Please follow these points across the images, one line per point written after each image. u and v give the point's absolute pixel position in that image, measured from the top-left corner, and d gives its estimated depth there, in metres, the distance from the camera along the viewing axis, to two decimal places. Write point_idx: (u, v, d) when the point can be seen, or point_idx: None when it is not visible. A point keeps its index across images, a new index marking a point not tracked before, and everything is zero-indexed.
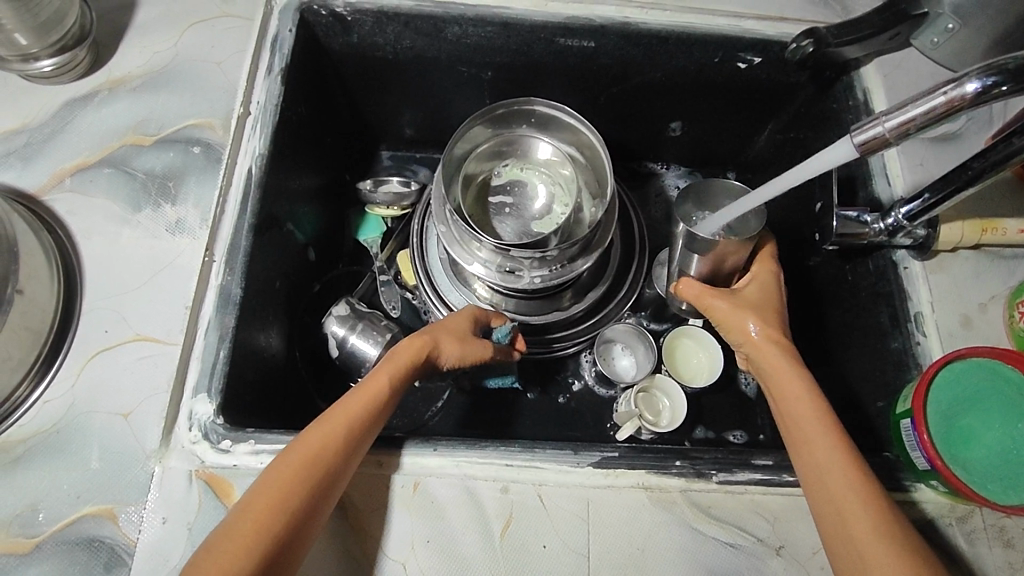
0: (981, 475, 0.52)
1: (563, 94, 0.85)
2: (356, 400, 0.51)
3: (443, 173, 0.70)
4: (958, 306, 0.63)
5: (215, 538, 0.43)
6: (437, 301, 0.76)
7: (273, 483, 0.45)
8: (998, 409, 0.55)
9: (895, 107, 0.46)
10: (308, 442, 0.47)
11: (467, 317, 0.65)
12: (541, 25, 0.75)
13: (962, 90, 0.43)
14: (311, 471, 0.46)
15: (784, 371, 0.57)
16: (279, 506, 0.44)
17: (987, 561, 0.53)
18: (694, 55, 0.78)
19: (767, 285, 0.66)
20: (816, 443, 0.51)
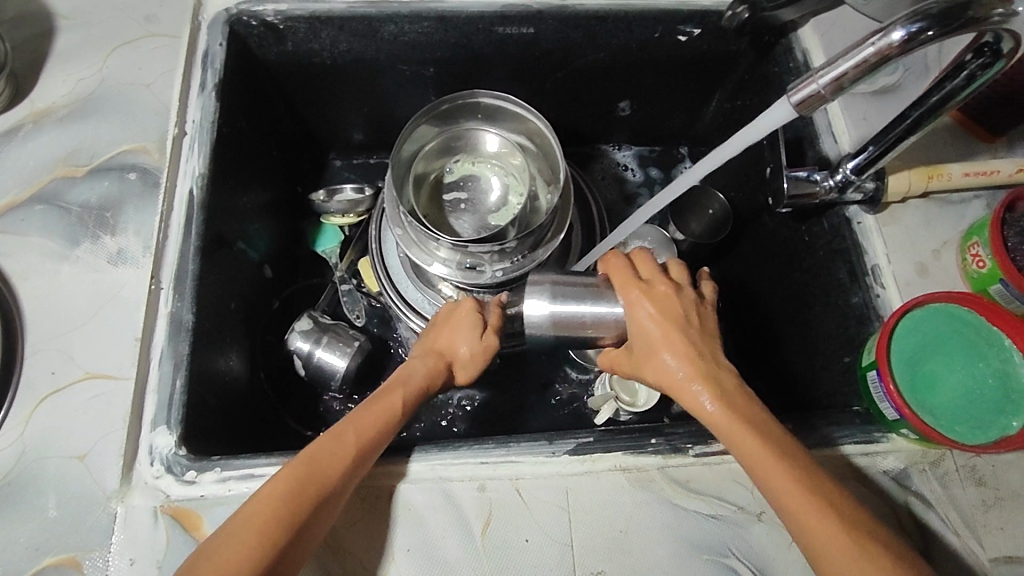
0: (948, 418, 0.53)
1: (507, 84, 0.85)
2: (369, 412, 0.50)
3: (392, 177, 0.69)
4: (912, 255, 0.64)
5: (214, 542, 0.43)
6: (403, 306, 0.75)
7: (269, 502, 0.44)
8: (961, 352, 0.56)
9: (825, 66, 0.46)
10: (312, 456, 0.46)
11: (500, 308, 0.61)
12: (478, 16, 0.75)
13: (888, 39, 0.44)
14: (312, 489, 0.45)
15: (766, 458, 0.47)
16: (276, 527, 0.43)
17: (961, 501, 0.54)
18: (635, 33, 0.78)
19: (649, 308, 0.54)
20: (795, 502, 0.45)
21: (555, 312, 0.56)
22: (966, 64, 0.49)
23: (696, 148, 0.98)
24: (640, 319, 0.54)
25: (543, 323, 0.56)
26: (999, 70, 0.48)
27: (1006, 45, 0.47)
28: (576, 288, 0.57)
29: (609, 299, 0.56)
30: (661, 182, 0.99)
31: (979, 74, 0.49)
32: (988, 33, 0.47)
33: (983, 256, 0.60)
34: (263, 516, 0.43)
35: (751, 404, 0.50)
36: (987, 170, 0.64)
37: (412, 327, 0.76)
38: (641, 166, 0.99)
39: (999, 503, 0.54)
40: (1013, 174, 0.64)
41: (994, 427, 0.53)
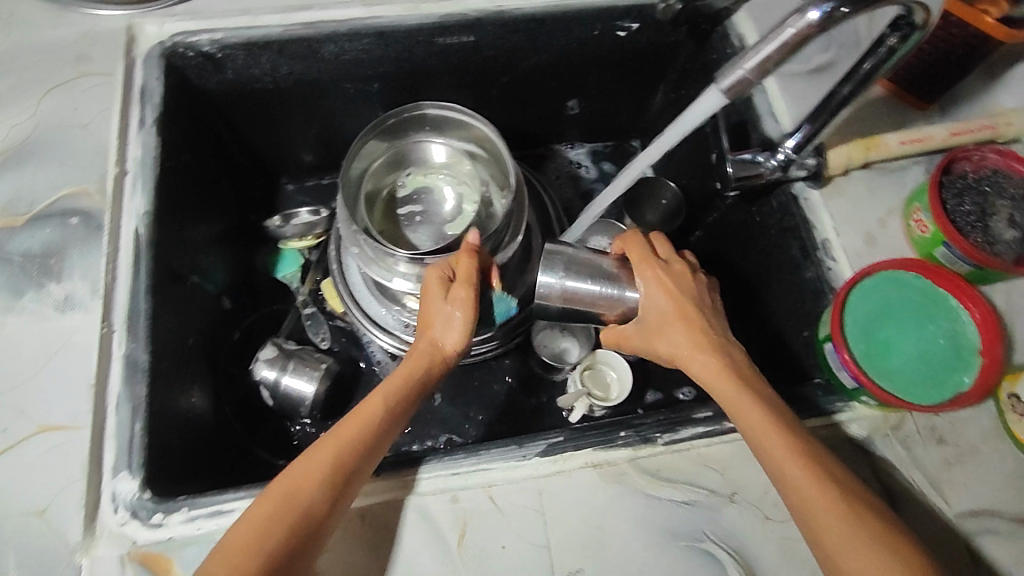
0: (904, 381, 0.55)
1: (454, 93, 0.85)
2: (357, 418, 0.51)
3: (344, 195, 0.68)
4: (859, 226, 0.65)
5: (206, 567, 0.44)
6: (370, 325, 0.76)
7: (248, 527, 0.44)
8: (912, 316, 0.57)
9: (751, 52, 0.47)
10: (291, 476, 0.47)
11: (465, 253, 0.60)
12: (416, 28, 0.75)
13: (807, 20, 0.44)
14: (289, 507, 0.45)
15: (770, 435, 0.49)
16: (255, 551, 0.43)
17: (924, 461, 0.55)
18: (574, 32, 0.79)
19: (665, 283, 0.58)
20: (796, 480, 0.47)
21: (564, 286, 0.60)
22: (886, 38, 0.51)
23: (647, 140, 0.99)
24: (658, 293, 0.58)
25: (551, 294, 0.60)
26: (917, 40, 0.50)
27: (920, 20, 0.48)
28: (591, 268, 0.59)
29: (622, 283, 0.59)
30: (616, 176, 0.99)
31: (898, 45, 0.50)
32: (903, 6, 0.48)
33: (925, 221, 0.62)
34: (241, 542, 0.44)
35: (760, 385, 0.53)
36: (921, 137, 0.66)
37: (384, 343, 0.77)
38: (596, 162, 1.00)
39: (960, 459, 0.55)
40: (946, 138, 0.66)
41: (947, 386, 0.54)
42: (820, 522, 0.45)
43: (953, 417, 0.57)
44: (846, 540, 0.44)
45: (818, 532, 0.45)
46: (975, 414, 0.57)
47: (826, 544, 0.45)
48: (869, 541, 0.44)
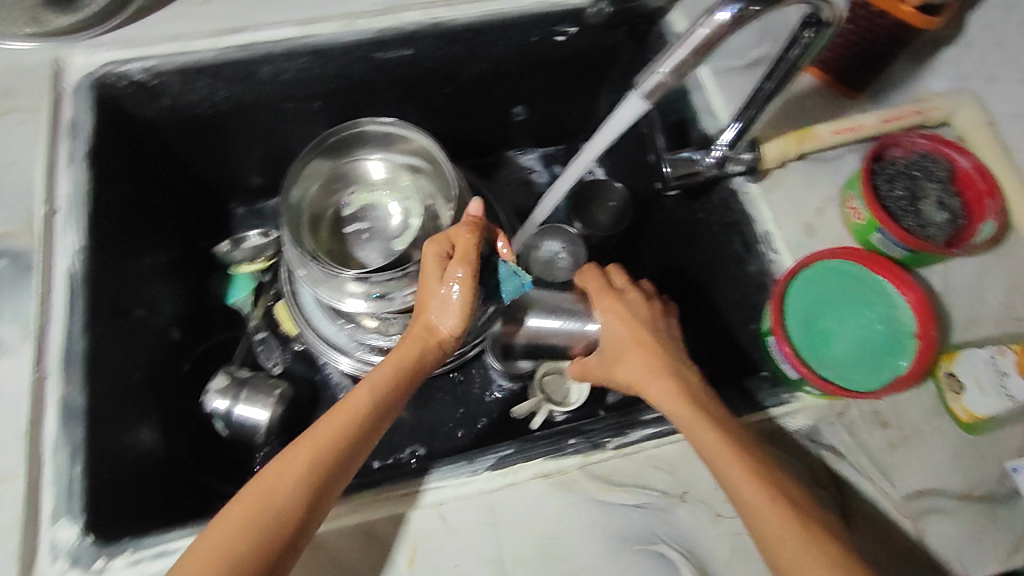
0: (844, 369, 0.56)
1: (399, 107, 0.84)
2: (334, 418, 0.51)
3: (287, 226, 0.67)
4: (799, 217, 0.66)
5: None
6: (326, 347, 0.77)
7: (226, 528, 0.45)
8: (849, 305, 0.58)
9: (664, 54, 0.47)
10: (265, 482, 0.47)
11: (466, 231, 0.58)
12: (353, 45, 0.73)
13: (715, 20, 0.44)
14: (266, 509, 0.45)
15: (721, 451, 0.49)
16: (225, 558, 0.43)
17: (869, 445, 0.56)
18: (513, 40, 0.78)
19: (620, 311, 0.61)
20: (747, 497, 0.47)
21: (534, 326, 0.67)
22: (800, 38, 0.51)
23: None
24: (614, 320, 0.61)
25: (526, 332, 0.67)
26: (828, 38, 0.51)
27: (827, 20, 0.49)
28: (555, 305, 0.66)
29: (583, 316, 0.65)
30: None
31: (811, 45, 0.51)
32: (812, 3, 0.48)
33: (859, 209, 0.63)
34: (218, 542, 0.44)
35: (710, 402, 0.53)
36: (852, 125, 0.66)
37: (345, 364, 0.77)
38: (548, 166, 1.00)
39: (904, 441, 0.57)
40: (878, 125, 0.66)
41: (885, 370, 0.55)
42: (772, 536, 0.45)
43: (895, 400, 0.58)
44: (796, 551, 0.44)
45: (778, 549, 0.45)
46: (918, 397, 0.58)
47: (779, 558, 0.45)
48: (815, 549, 0.44)
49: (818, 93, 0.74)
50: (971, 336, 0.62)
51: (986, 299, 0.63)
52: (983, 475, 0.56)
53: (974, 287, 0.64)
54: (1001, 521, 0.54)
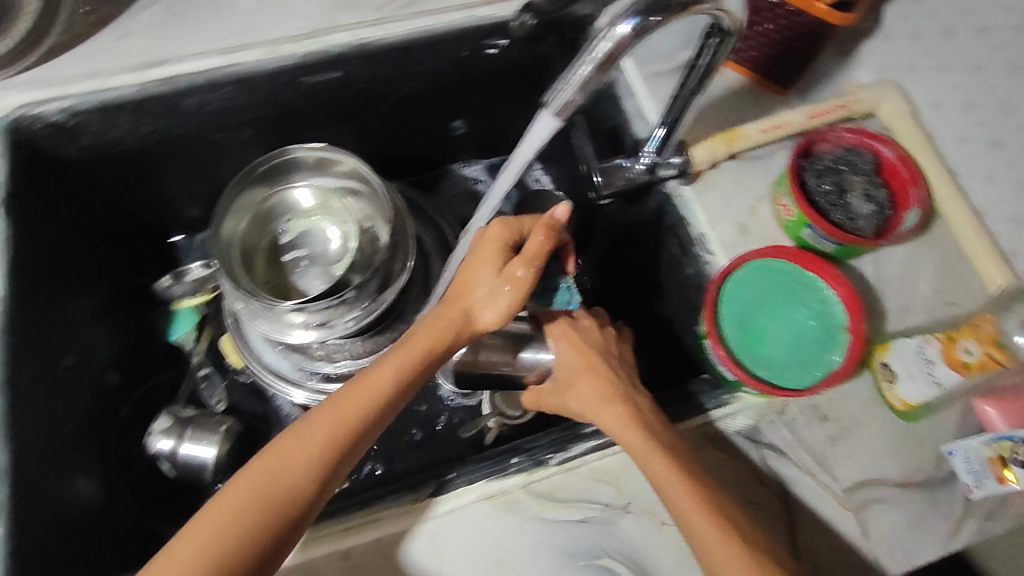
0: (778, 368, 0.56)
1: (334, 128, 0.82)
2: (354, 399, 0.48)
3: (223, 271, 0.65)
4: (732, 217, 0.67)
5: (175, 544, 0.43)
6: (276, 382, 0.76)
7: (232, 499, 0.44)
8: (782, 301, 0.59)
9: (566, 71, 0.47)
10: (276, 457, 0.46)
11: (542, 227, 0.52)
12: (278, 70, 0.71)
13: (616, 35, 0.44)
14: (274, 487, 0.45)
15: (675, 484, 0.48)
16: (231, 534, 0.43)
17: (809, 440, 0.57)
18: (444, 55, 0.77)
19: (572, 339, 0.59)
20: (698, 530, 0.47)
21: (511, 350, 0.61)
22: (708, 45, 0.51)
23: None
24: (566, 348, 0.58)
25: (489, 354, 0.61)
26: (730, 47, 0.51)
27: (727, 32, 0.49)
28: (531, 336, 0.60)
29: (535, 345, 0.59)
30: None
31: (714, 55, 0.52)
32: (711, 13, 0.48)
33: (789, 205, 0.64)
34: (218, 516, 0.43)
35: (664, 433, 0.52)
36: (780, 123, 0.66)
37: (298, 397, 0.76)
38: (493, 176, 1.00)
39: (843, 433, 0.58)
40: (805, 121, 0.67)
41: (817, 365, 0.56)
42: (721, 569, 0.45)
43: (833, 393, 0.59)
44: None
45: None
46: (856, 389, 0.59)
47: None
48: None
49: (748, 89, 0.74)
50: (904, 324, 0.63)
51: (917, 286, 0.64)
52: (921, 461, 0.57)
53: (906, 274, 0.65)
54: (939, 506, 0.56)
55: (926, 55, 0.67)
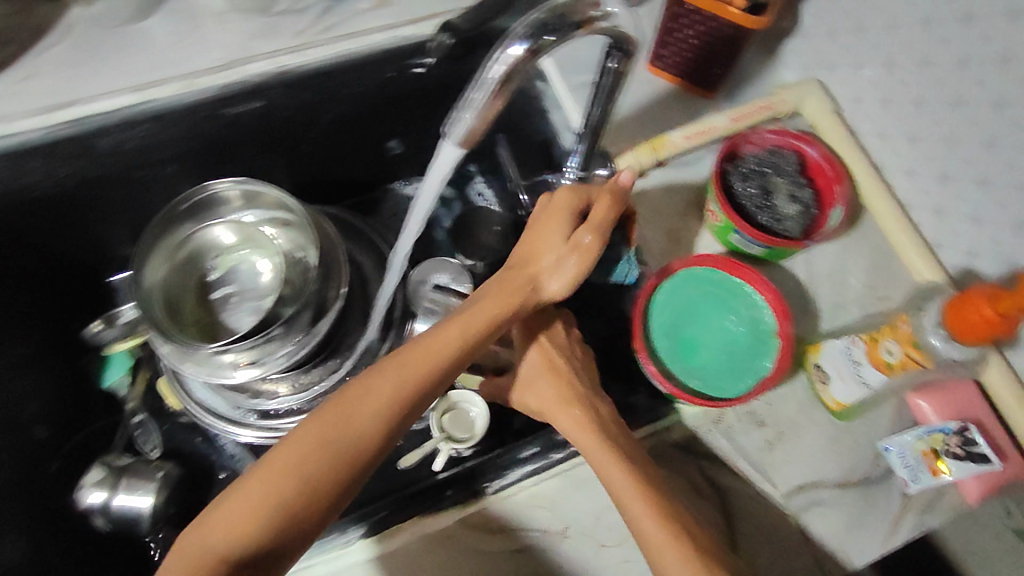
0: (709, 377, 0.57)
1: (264, 157, 0.79)
2: (413, 356, 0.48)
3: (153, 326, 0.62)
4: (663, 225, 0.67)
5: (233, 492, 0.42)
6: (218, 424, 0.74)
7: (299, 441, 0.43)
8: (711, 309, 0.59)
9: (463, 97, 0.44)
10: (348, 404, 0.45)
11: (607, 196, 0.54)
12: (194, 105, 0.69)
13: (507, 58, 0.41)
14: (342, 434, 0.44)
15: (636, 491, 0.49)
16: (298, 479, 0.42)
17: (747, 446, 0.57)
18: (368, 77, 0.74)
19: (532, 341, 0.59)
20: (655, 539, 0.47)
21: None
22: (609, 61, 0.47)
23: None
24: (532, 351, 0.58)
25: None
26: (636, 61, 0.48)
27: (630, 45, 0.46)
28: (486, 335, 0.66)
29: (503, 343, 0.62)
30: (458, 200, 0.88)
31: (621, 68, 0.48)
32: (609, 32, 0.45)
33: (717, 211, 0.63)
34: (286, 458, 0.43)
35: (624, 438, 0.53)
36: (704, 128, 0.66)
37: (245, 437, 0.74)
38: None
39: (781, 437, 0.58)
40: (729, 125, 0.66)
41: (748, 372, 0.57)
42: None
43: (770, 398, 0.59)
44: None
45: None
46: (791, 391, 0.59)
47: None
48: None
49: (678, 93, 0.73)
50: (837, 321, 0.63)
51: (849, 282, 0.64)
52: (858, 459, 0.57)
53: (836, 271, 0.64)
54: (878, 503, 0.56)
55: (843, 53, 0.67)
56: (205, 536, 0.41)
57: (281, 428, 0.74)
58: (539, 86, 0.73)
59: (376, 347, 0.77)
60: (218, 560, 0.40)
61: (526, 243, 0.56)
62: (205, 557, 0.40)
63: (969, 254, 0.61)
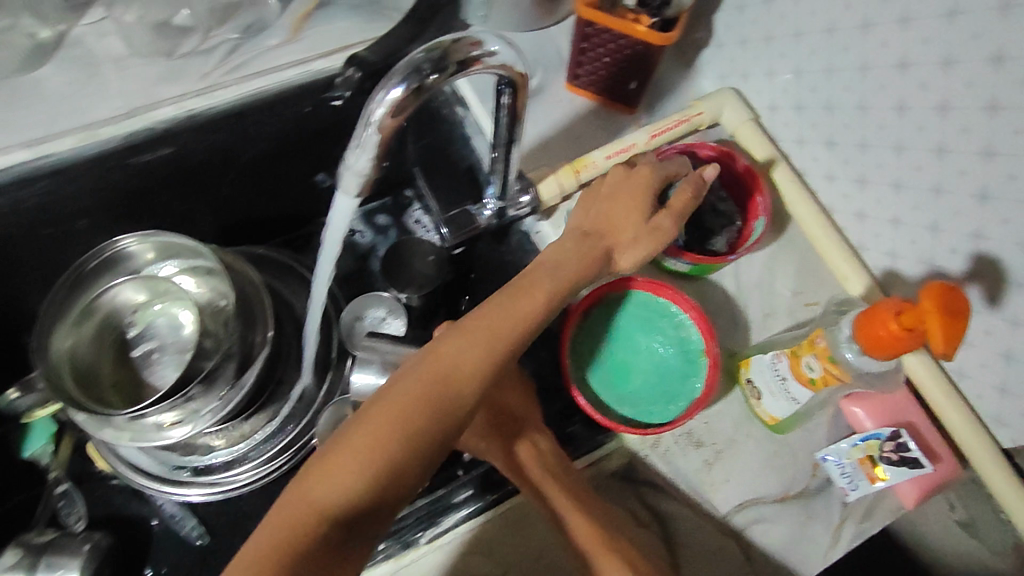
0: (642, 403, 0.56)
1: (183, 203, 0.76)
2: (505, 313, 0.49)
3: (64, 399, 0.58)
4: None
5: (337, 440, 0.42)
6: (153, 486, 0.70)
7: (404, 390, 0.44)
8: (640, 332, 0.59)
9: (349, 148, 0.43)
10: (445, 358, 0.46)
11: (693, 182, 0.56)
12: (98, 157, 0.66)
13: (389, 101, 0.40)
14: (443, 384, 0.45)
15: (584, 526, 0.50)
16: (399, 429, 0.43)
17: (686, 469, 0.57)
18: (284, 114, 0.72)
19: None
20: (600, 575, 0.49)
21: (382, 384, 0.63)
22: (501, 93, 0.48)
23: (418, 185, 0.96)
24: None
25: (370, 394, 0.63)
26: (527, 94, 0.48)
27: (518, 81, 0.46)
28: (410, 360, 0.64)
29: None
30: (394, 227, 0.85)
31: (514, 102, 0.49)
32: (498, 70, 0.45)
33: None
34: (383, 415, 0.43)
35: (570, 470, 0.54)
36: (625, 147, 0.65)
37: (195, 496, 0.71)
38: None
39: (719, 456, 0.57)
40: (648, 142, 0.66)
41: (682, 394, 0.56)
42: None
43: (706, 416, 0.59)
44: None
45: None
46: (726, 408, 0.59)
47: None
48: None
49: (600, 110, 0.72)
50: (768, 332, 0.62)
51: (777, 291, 0.64)
52: (796, 472, 0.57)
53: (765, 280, 0.64)
54: (819, 514, 0.56)
55: (756, 62, 0.67)
56: (308, 484, 0.40)
57: (223, 481, 0.71)
58: (460, 112, 0.73)
59: (313, 390, 0.75)
60: (323, 516, 0.40)
61: (594, 214, 0.56)
62: (307, 511, 0.40)
63: (890, 256, 0.61)
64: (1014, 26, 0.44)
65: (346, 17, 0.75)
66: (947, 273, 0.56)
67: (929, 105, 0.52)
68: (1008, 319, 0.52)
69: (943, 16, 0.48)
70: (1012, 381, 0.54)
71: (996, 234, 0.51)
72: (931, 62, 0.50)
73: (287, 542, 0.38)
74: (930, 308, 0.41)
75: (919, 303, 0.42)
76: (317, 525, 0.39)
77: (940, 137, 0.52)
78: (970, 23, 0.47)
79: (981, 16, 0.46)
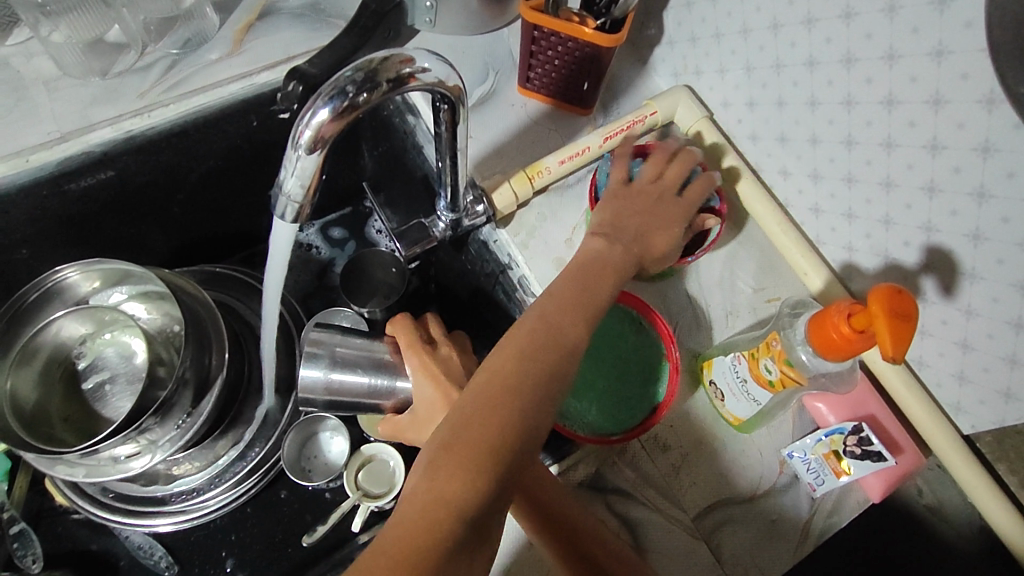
0: (601, 412, 0.58)
1: (132, 226, 0.73)
2: (580, 292, 0.49)
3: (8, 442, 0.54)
4: (549, 253, 0.64)
5: (448, 432, 0.40)
6: (114, 520, 0.67)
7: (507, 370, 0.43)
8: (606, 341, 0.61)
9: (280, 170, 0.42)
10: (541, 334, 0.45)
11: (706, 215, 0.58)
12: (31, 185, 0.62)
13: (316, 122, 0.39)
14: (547, 356, 0.44)
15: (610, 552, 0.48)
16: (515, 406, 0.41)
17: (653, 473, 0.56)
18: (230, 129, 0.69)
19: (433, 374, 0.53)
20: None
21: (331, 380, 0.54)
22: (439, 105, 0.47)
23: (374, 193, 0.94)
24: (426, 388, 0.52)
25: (316, 391, 0.55)
26: (465, 108, 0.48)
27: (457, 96, 0.46)
28: (359, 358, 0.55)
29: (393, 370, 0.55)
30: (352, 239, 0.84)
31: (452, 116, 0.49)
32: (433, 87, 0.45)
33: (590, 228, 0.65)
34: (493, 403, 0.41)
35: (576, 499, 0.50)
36: (578, 150, 0.64)
37: (164, 526, 0.68)
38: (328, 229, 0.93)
39: (686, 460, 0.57)
40: (602, 145, 0.65)
41: (639, 405, 0.58)
42: None
43: (671, 420, 0.58)
44: None
45: None
46: (691, 409, 0.59)
47: None
48: None
49: (554, 113, 0.71)
50: (730, 330, 0.62)
51: (739, 288, 0.63)
52: (763, 470, 0.57)
53: (726, 279, 0.64)
54: (788, 511, 0.55)
55: (707, 58, 0.66)
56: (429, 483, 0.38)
57: (190, 509, 0.69)
58: (411, 120, 0.69)
59: (277, 412, 0.73)
60: (455, 514, 0.37)
61: (634, 219, 0.55)
62: (438, 507, 0.37)
63: (847, 250, 0.61)
64: (952, 21, 0.44)
65: (290, 27, 0.73)
66: (901, 265, 0.56)
67: (876, 100, 0.51)
68: (963, 308, 0.52)
69: (884, 12, 0.48)
70: (970, 369, 0.54)
71: (947, 227, 0.51)
72: (875, 57, 0.50)
73: (425, 546, 0.35)
74: (877, 312, 0.41)
75: (868, 305, 0.42)
76: (450, 525, 0.37)
77: (887, 131, 0.52)
78: (910, 18, 0.47)
79: (920, 11, 0.46)
